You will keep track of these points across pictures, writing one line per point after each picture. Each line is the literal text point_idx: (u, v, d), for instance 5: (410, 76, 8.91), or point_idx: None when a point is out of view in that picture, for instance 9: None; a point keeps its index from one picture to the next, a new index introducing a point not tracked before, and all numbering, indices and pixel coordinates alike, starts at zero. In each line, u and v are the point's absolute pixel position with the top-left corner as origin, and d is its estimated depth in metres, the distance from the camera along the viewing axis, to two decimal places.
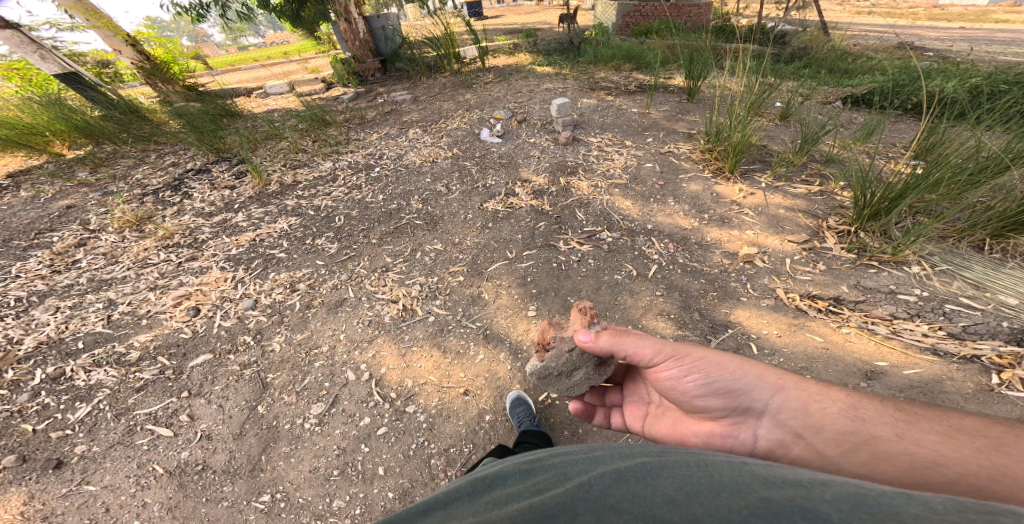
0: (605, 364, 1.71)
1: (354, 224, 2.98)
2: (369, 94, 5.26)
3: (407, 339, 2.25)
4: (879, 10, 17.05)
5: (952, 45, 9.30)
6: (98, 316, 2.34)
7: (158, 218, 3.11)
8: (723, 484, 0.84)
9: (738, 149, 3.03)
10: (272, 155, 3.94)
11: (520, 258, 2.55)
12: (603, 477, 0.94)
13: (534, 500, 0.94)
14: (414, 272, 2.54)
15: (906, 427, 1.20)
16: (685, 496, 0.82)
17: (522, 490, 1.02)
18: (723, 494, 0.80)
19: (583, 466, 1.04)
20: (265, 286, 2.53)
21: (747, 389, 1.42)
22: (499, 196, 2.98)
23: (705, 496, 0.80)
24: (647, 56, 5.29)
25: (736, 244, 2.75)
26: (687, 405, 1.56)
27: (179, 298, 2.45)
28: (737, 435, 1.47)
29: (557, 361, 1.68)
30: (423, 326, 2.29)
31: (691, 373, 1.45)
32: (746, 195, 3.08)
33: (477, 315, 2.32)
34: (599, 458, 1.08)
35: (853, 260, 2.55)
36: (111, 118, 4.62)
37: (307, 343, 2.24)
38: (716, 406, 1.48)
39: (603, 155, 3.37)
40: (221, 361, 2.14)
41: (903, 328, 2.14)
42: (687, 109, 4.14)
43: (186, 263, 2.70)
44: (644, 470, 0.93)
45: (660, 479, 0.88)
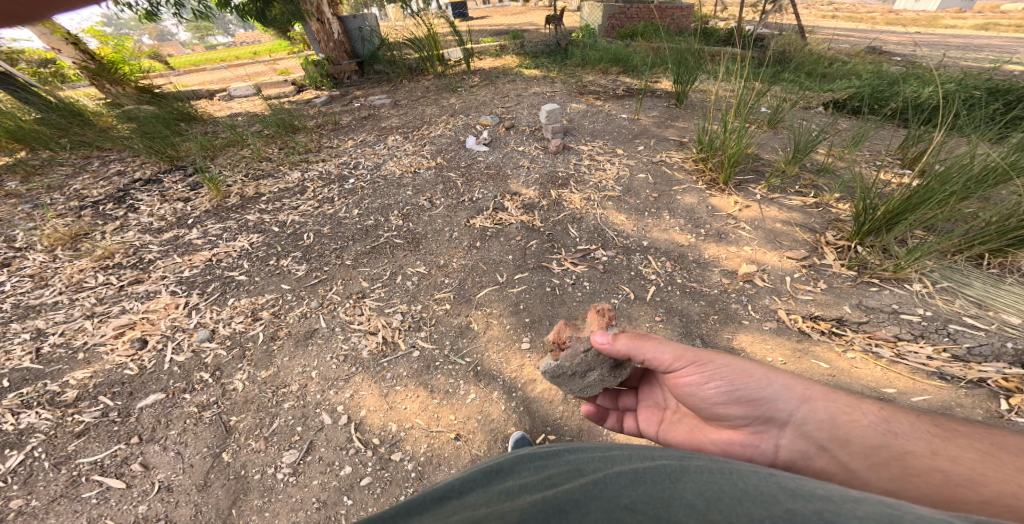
0: (621, 366, 1.62)
1: (324, 243, 2.72)
2: (344, 98, 4.97)
3: (389, 378, 2.03)
4: (853, 17, 17.50)
5: (929, 50, 9.50)
6: (24, 350, 2.00)
7: (96, 236, 2.73)
8: (745, 492, 0.81)
9: (733, 160, 2.86)
10: (233, 164, 3.65)
11: (511, 283, 2.36)
12: (621, 478, 0.93)
13: (547, 493, 0.95)
14: (395, 300, 2.33)
15: (943, 443, 1.12)
16: (703, 502, 0.80)
17: (537, 482, 1.03)
18: (743, 502, 0.78)
19: (599, 465, 1.04)
20: (223, 314, 2.24)
21: (771, 397, 1.33)
22: (486, 211, 2.78)
23: (724, 503, 0.78)
24: (634, 59, 5.15)
25: (733, 262, 2.56)
26: (706, 413, 1.47)
27: (121, 327, 2.13)
28: (757, 445, 1.39)
29: (572, 361, 1.56)
30: (407, 362, 2.08)
31: (713, 379, 1.37)
32: (742, 208, 2.92)
33: (466, 350, 2.13)
34: (617, 459, 1.07)
35: (854, 278, 2.38)
36: (47, 123, 4.34)
37: (274, 381, 1.98)
38: (736, 414, 1.39)
39: (595, 165, 3.20)
40: (174, 402, 1.86)
41: (908, 351, 1.97)
42: (677, 115, 3.98)
43: (129, 286, 2.36)
44: (663, 475, 0.91)
45: (679, 484, 0.87)
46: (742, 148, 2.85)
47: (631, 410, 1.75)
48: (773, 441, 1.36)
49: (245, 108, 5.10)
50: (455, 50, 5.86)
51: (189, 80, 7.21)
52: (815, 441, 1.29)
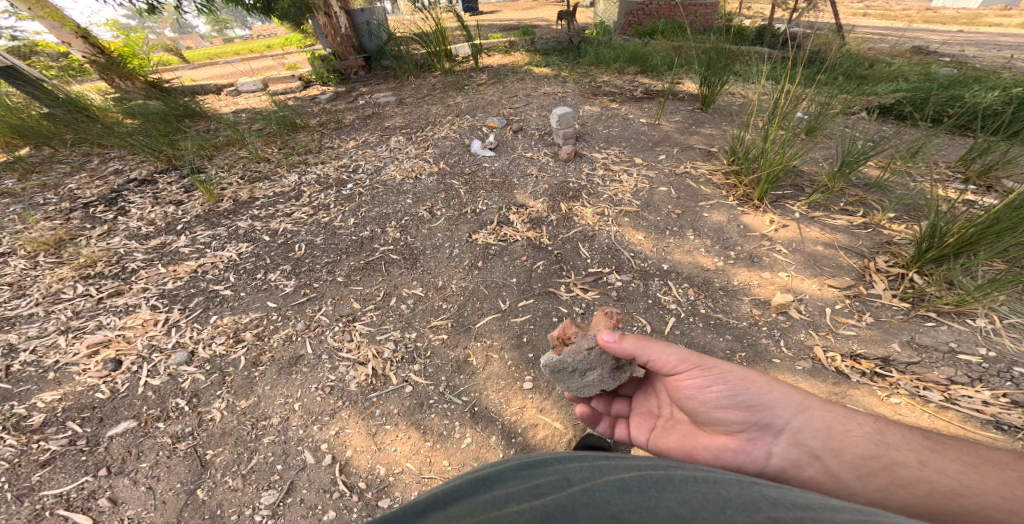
0: (621, 369, 1.58)
1: (316, 256, 2.55)
2: (349, 95, 4.81)
3: (378, 415, 1.83)
4: (891, 13, 16.33)
5: (977, 49, 8.74)
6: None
7: (81, 241, 2.61)
8: (726, 501, 0.87)
9: (773, 176, 2.56)
10: (230, 164, 3.57)
11: (514, 311, 2.15)
12: (607, 485, 0.96)
13: (533, 502, 0.96)
14: (388, 325, 2.14)
15: (931, 454, 1.15)
16: (689, 511, 0.85)
17: (521, 490, 1.04)
18: (726, 510, 0.83)
19: (585, 472, 1.06)
20: (204, 334, 2.08)
21: (773, 405, 1.30)
22: (490, 225, 2.55)
23: (710, 512, 0.83)
24: (653, 59, 4.82)
25: (767, 290, 2.25)
26: (702, 419, 1.42)
27: (94, 346, 1.96)
28: (751, 452, 1.35)
29: (573, 357, 1.51)
30: (399, 398, 1.89)
31: (716, 383, 1.34)
32: (778, 228, 2.60)
33: (464, 388, 1.93)
34: (601, 466, 1.09)
35: (906, 310, 2.03)
36: (51, 118, 4.41)
37: (253, 412, 1.80)
38: (734, 420, 1.35)
39: (612, 176, 2.93)
40: (146, 432, 1.69)
41: (961, 396, 1.65)
42: (702, 119, 3.66)
43: (109, 298, 2.21)
44: (648, 483, 0.95)
45: (666, 494, 0.91)
46: (785, 164, 2.53)
47: (623, 415, 1.67)
48: (767, 448, 1.33)
49: (251, 105, 5.03)
50: (465, 46, 5.72)
51: (199, 74, 7.19)
52: (811, 450, 1.27)
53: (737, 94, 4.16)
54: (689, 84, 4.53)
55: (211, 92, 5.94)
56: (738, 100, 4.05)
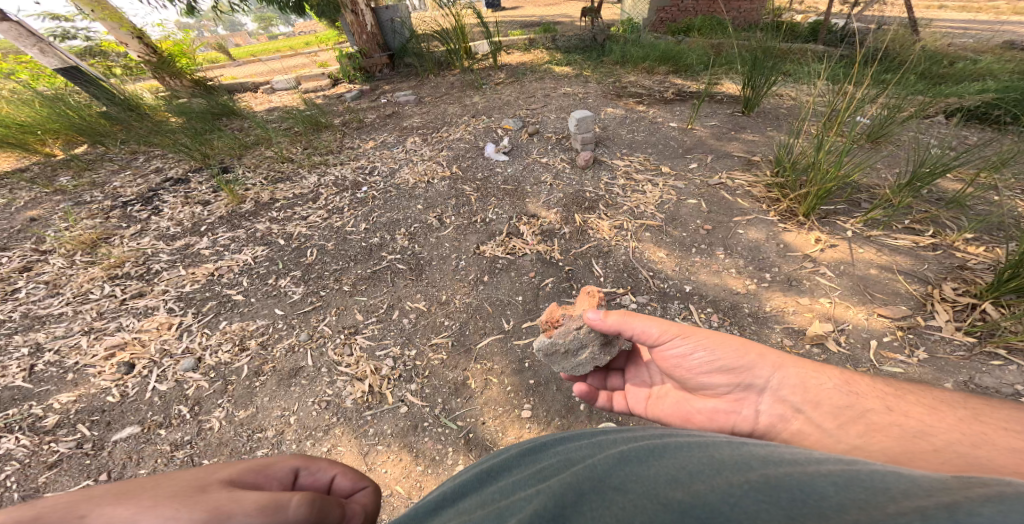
0: (610, 345, 1.71)
1: (326, 262, 2.54)
2: (373, 93, 4.86)
3: (371, 434, 1.78)
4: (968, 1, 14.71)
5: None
6: (20, 366, 1.99)
7: (115, 241, 2.76)
8: (721, 462, 0.82)
9: (825, 191, 2.27)
10: (256, 164, 3.66)
11: (518, 333, 2.05)
12: (606, 460, 0.91)
13: (537, 487, 0.91)
14: (389, 340, 2.10)
15: (899, 401, 1.18)
16: (686, 475, 0.79)
17: (527, 477, 1.00)
18: (723, 472, 0.77)
19: (587, 452, 1.02)
20: (212, 340, 2.12)
21: (748, 364, 1.41)
22: (498, 236, 2.45)
23: (706, 474, 0.77)
24: (688, 57, 4.50)
25: (804, 319, 1.97)
26: (691, 385, 1.54)
27: (111, 349, 2.07)
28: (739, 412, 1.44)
29: (563, 337, 1.65)
30: (393, 419, 1.82)
31: (694, 349, 1.47)
32: (826, 247, 2.30)
33: (460, 412, 1.84)
34: (602, 443, 1.05)
35: (970, 347, 1.74)
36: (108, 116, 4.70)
37: (250, 424, 1.81)
38: (718, 383, 1.47)
39: (634, 186, 2.73)
40: (148, 439, 1.74)
41: None
42: (743, 123, 3.32)
43: (131, 300, 2.33)
44: (645, 454, 0.91)
45: (664, 459, 0.86)
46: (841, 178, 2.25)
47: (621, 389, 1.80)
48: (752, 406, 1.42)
49: (283, 103, 5.16)
50: (484, 43, 5.72)
51: (241, 72, 7.51)
52: (788, 405, 1.35)
53: (787, 96, 3.79)
54: (730, 85, 4.19)
55: (249, 89, 6.16)
56: (787, 103, 3.68)
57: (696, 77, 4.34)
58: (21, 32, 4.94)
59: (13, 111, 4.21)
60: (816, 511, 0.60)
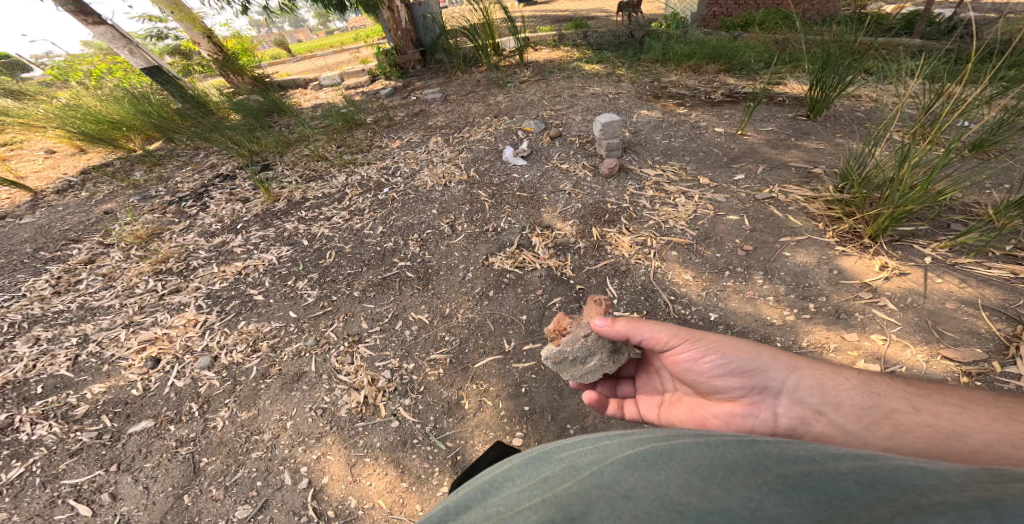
0: (620, 351, 1.62)
1: (342, 265, 2.58)
2: (406, 89, 5.10)
3: (361, 445, 1.78)
4: None
5: None
6: (66, 356, 2.24)
7: (165, 236, 2.99)
8: (732, 461, 0.80)
9: (900, 213, 1.91)
10: (294, 162, 3.79)
11: (518, 355, 1.97)
12: (613, 466, 0.86)
13: (543, 497, 0.85)
14: (389, 352, 2.09)
15: (922, 400, 1.19)
16: (700, 479, 0.76)
17: (532, 488, 0.93)
18: (737, 473, 0.75)
19: (594, 456, 0.94)
20: (229, 340, 2.26)
21: (762, 366, 1.38)
22: (509, 248, 2.41)
23: (721, 477, 0.75)
24: (742, 54, 4.04)
25: (845, 358, 1.67)
26: (704, 389, 1.49)
27: (143, 343, 2.28)
28: (757, 416, 1.40)
29: (572, 346, 1.56)
30: (383, 433, 1.81)
31: (706, 353, 1.41)
32: (893, 274, 1.94)
33: (450, 432, 1.78)
34: (605, 447, 0.98)
35: None
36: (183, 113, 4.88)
37: (250, 425, 1.89)
38: (732, 387, 1.42)
39: (664, 199, 2.50)
40: (158, 433, 1.89)
41: None
42: (806, 128, 2.89)
43: (168, 296, 2.54)
44: (654, 456, 0.86)
45: (673, 462, 0.82)
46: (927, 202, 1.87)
47: (632, 394, 1.74)
48: (770, 409, 1.39)
49: (328, 99, 5.37)
50: (509, 39, 5.70)
51: (294, 69, 7.84)
52: (808, 407, 1.33)
53: (867, 96, 3.24)
54: (796, 86, 3.67)
55: (300, 86, 6.48)
56: (864, 105, 3.16)
57: (752, 77, 3.88)
58: (114, 34, 5.15)
59: (106, 109, 4.51)
60: (845, 513, 0.60)
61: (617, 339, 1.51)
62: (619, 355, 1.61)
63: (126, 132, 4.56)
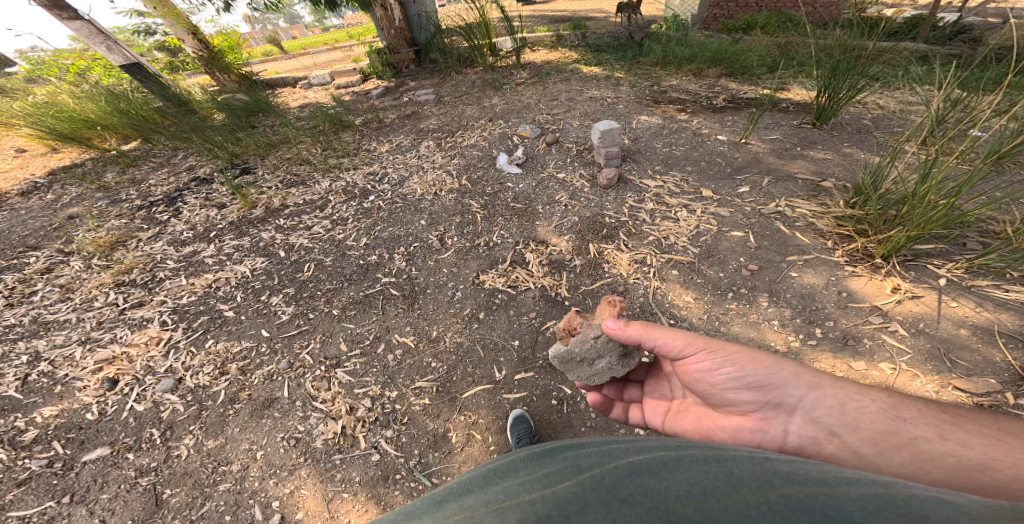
0: (631, 355, 1.51)
1: (321, 280, 2.39)
2: (398, 90, 4.92)
3: (338, 480, 1.60)
4: None
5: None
6: (15, 376, 2.03)
7: (132, 244, 2.78)
8: (737, 477, 0.72)
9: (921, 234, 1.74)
10: (276, 165, 3.60)
11: (509, 385, 1.81)
12: (616, 469, 0.79)
13: (541, 493, 0.78)
14: (370, 378, 1.90)
15: (951, 429, 1.07)
16: (701, 491, 0.69)
17: (530, 481, 0.85)
18: (740, 489, 0.67)
19: (597, 458, 0.87)
20: (196, 361, 2.05)
21: (783, 381, 1.25)
22: (501, 264, 2.26)
23: (723, 491, 0.67)
24: (746, 59, 3.90)
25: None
26: (715, 401, 1.37)
27: (100, 363, 2.07)
28: (767, 432, 1.28)
29: (581, 346, 1.46)
30: (362, 469, 1.63)
31: (723, 365, 1.28)
32: (904, 297, 1.80)
33: (436, 468, 1.61)
34: (611, 450, 0.90)
35: None
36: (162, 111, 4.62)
37: (217, 456, 1.70)
38: (746, 400, 1.30)
39: (665, 213, 2.35)
40: (115, 462, 1.69)
41: None
42: (812, 137, 2.75)
43: (130, 310, 2.33)
44: (658, 464, 0.78)
45: (676, 472, 0.75)
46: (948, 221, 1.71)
47: (636, 399, 1.62)
48: (781, 426, 1.27)
49: (316, 99, 5.17)
50: (507, 38, 5.48)
51: (283, 67, 7.59)
52: (824, 427, 1.21)
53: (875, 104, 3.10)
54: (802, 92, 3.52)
55: (289, 84, 6.27)
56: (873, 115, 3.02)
57: (755, 82, 3.75)
58: (91, 30, 4.89)
59: (81, 107, 4.27)
60: None
61: (627, 344, 1.39)
62: (630, 359, 1.50)
63: (101, 132, 4.32)
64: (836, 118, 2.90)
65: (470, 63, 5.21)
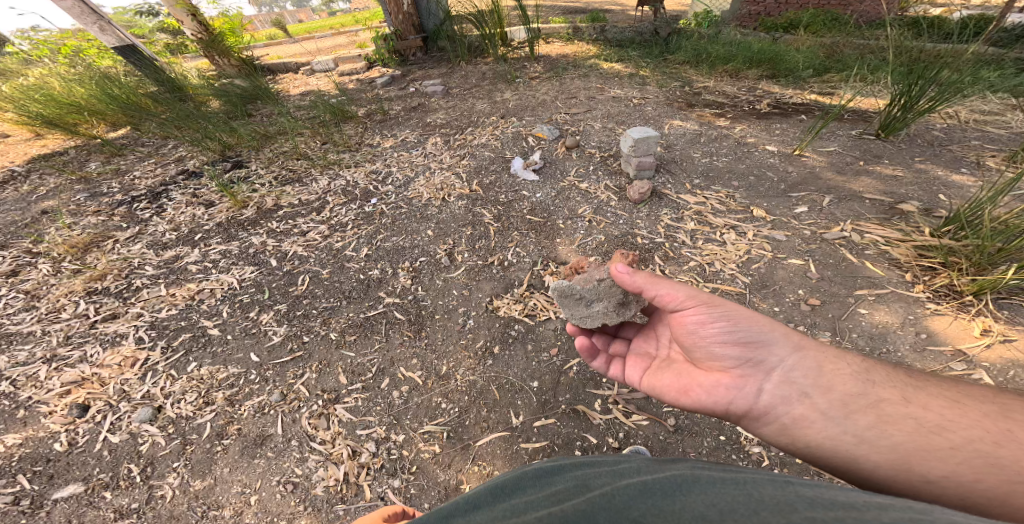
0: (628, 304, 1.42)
1: (316, 296, 2.12)
2: (404, 79, 4.62)
3: None
4: None
5: None
6: None
7: (108, 245, 2.52)
8: (758, 500, 0.58)
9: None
10: (270, 159, 3.32)
11: (529, 432, 1.53)
12: (626, 486, 0.65)
13: (546, 510, 0.66)
14: (373, 418, 1.62)
15: (907, 388, 0.99)
16: (721, 513, 0.55)
17: (535, 498, 0.72)
18: (759, 512, 0.54)
19: (607, 476, 0.73)
20: (177, 386, 1.74)
21: (771, 338, 1.07)
22: (517, 288, 2.03)
23: (744, 512, 0.54)
24: (789, 60, 3.60)
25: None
26: (696, 355, 1.19)
27: (67, 385, 1.76)
28: (738, 390, 1.09)
29: (582, 285, 1.43)
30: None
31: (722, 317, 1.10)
32: (997, 343, 1.50)
33: None
34: (624, 469, 0.76)
35: None
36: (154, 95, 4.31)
37: (206, 499, 1.40)
38: (729, 355, 1.11)
39: (707, 234, 2.12)
40: (91, 502, 1.41)
41: None
42: (877, 149, 2.52)
43: (101, 323, 2.04)
44: (673, 483, 0.64)
45: (694, 492, 0.61)
46: None
47: (623, 353, 1.43)
48: (756, 385, 1.08)
49: (318, 87, 4.86)
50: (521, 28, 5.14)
51: (284, 53, 7.24)
52: (799, 387, 1.04)
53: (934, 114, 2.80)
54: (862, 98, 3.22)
55: (291, 71, 5.95)
56: (932, 126, 2.72)
57: (800, 85, 3.45)
58: (83, 8, 4.45)
59: (67, 91, 3.97)
60: None
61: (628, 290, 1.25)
62: (627, 309, 1.41)
63: (87, 118, 4.03)
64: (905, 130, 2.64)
65: (480, 53, 4.88)
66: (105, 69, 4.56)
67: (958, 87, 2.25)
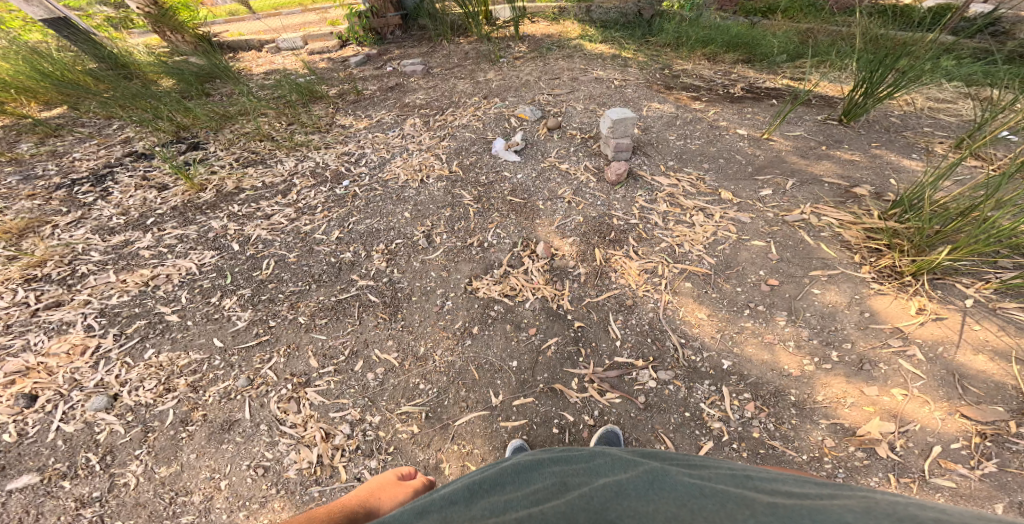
0: None
1: (283, 280, 2.06)
2: (381, 57, 4.48)
3: None
4: None
5: None
6: None
7: (46, 231, 2.35)
8: (722, 493, 0.67)
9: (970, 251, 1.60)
10: (230, 141, 3.16)
11: (507, 411, 1.56)
12: (602, 489, 0.71)
13: (527, 512, 0.69)
14: (347, 400, 1.60)
15: None
16: (689, 511, 0.62)
17: (514, 498, 0.76)
18: (726, 504, 0.62)
19: (584, 477, 0.79)
20: (134, 374, 1.66)
21: None
22: (497, 269, 2.05)
23: (711, 509, 0.62)
24: (765, 47, 3.74)
25: (860, 414, 1.43)
26: None
27: (10, 375, 1.64)
28: None
29: None
30: None
31: None
32: (931, 320, 1.64)
33: None
34: (597, 467, 0.82)
35: None
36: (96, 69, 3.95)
37: (174, 484, 1.37)
38: None
39: (679, 216, 2.21)
40: (47, 492, 1.34)
41: None
42: (838, 134, 2.67)
43: (44, 311, 1.90)
44: (645, 482, 0.71)
45: (664, 491, 0.68)
46: (988, 239, 1.59)
47: None
48: None
49: (284, 65, 4.64)
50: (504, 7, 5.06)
51: (247, 29, 6.82)
52: None
53: (892, 102, 2.98)
54: (830, 84, 3.38)
55: (254, 48, 5.62)
56: (890, 113, 2.90)
57: (775, 71, 3.57)
58: None
59: None
60: None
61: None
62: None
63: (15, 95, 3.66)
64: (865, 117, 2.81)
65: (461, 32, 4.78)
66: (36, 44, 4.11)
67: (915, 77, 2.39)
